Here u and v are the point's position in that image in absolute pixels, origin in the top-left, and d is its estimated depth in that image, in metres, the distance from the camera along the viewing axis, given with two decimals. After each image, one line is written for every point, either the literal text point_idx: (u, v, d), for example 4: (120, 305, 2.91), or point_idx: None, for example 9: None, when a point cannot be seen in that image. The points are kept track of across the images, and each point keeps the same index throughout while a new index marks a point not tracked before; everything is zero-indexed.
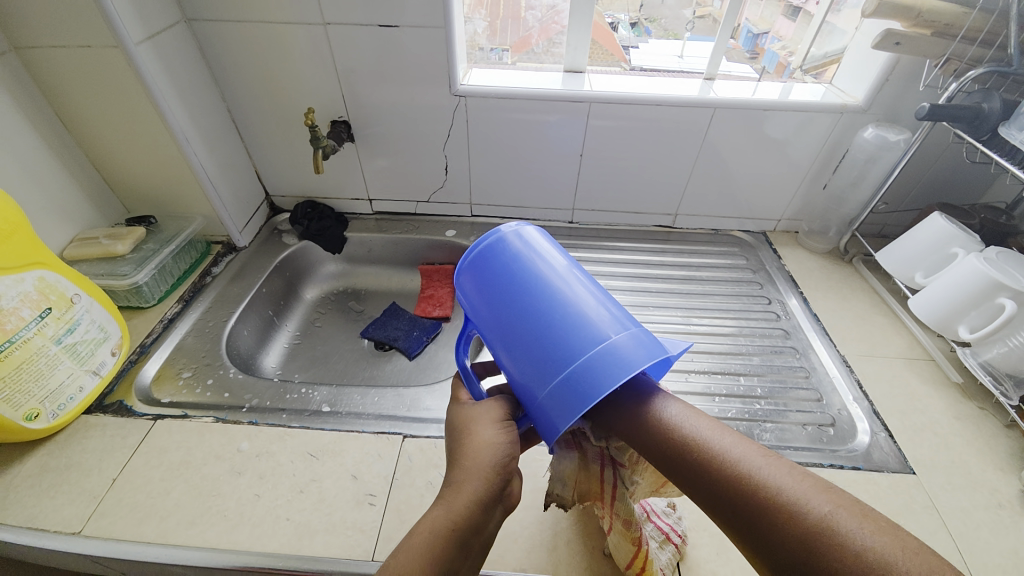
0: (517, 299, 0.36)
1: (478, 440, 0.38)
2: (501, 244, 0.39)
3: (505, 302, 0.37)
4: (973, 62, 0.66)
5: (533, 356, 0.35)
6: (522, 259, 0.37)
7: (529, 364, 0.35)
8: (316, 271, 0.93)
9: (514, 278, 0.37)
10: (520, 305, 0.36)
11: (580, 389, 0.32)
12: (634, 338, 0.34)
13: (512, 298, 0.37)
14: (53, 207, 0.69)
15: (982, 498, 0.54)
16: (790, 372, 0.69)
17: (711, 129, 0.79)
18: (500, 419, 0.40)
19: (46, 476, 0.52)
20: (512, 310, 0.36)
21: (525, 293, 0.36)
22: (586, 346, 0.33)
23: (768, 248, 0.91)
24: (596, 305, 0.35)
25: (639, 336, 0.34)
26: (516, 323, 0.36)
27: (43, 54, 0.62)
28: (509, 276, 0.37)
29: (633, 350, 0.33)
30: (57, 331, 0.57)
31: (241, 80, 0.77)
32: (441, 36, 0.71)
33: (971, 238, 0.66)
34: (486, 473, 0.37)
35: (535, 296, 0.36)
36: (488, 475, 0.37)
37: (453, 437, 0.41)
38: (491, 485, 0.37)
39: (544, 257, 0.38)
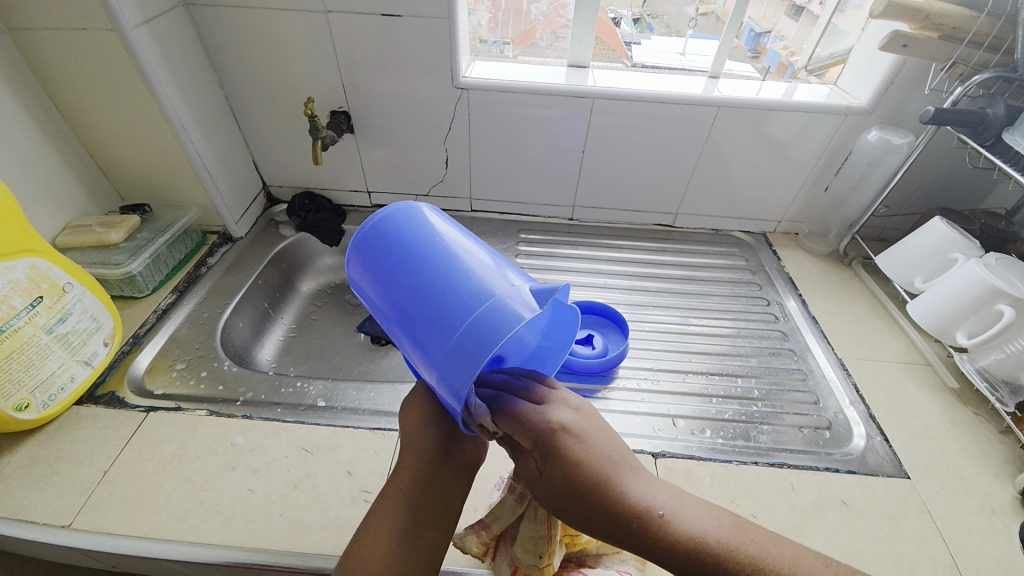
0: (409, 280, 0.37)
1: (413, 427, 0.43)
2: (386, 227, 0.41)
3: (397, 287, 0.38)
4: (980, 67, 0.66)
5: (425, 327, 0.36)
6: (405, 236, 0.39)
7: (429, 337, 0.36)
8: (313, 263, 0.92)
9: (412, 254, 0.38)
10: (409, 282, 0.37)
11: (466, 346, 0.33)
12: (510, 289, 0.35)
13: (403, 281, 0.38)
14: (45, 194, 0.67)
15: (975, 503, 0.54)
16: (787, 375, 0.69)
17: (714, 128, 0.78)
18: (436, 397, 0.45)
19: (36, 468, 0.51)
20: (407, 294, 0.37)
21: (411, 264, 0.38)
22: (479, 307, 0.34)
23: (768, 250, 0.90)
24: (471, 266, 0.37)
25: (515, 288, 0.36)
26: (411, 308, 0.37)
27: (37, 36, 0.61)
28: (396, 254, 0.39)
29: (507, 299, 0.34)
30: (49, 320, 0.56)
31: (240, 68, 0.75)
32: (444, 26, 0.69)
33: (971, 244, 0.66)
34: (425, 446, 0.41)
35: (429, 273, 0.37)
36: (427, 454, 0.41)
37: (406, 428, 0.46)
38: (428, 453, 0.41)
39: (435, 237, 0.39)
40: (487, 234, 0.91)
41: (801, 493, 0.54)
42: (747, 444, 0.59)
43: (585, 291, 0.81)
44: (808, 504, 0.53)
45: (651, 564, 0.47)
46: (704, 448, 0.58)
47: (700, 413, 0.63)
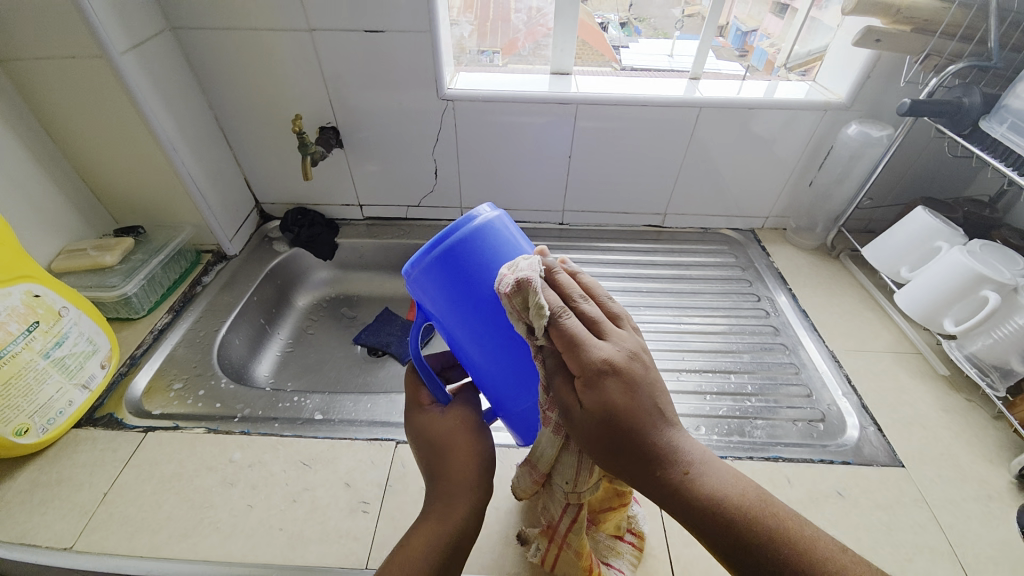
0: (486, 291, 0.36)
1: (466, 453, 0.41)
2: (476, 242, 0.35)
3: (473, 296, 0.36)
4: (954, 57, 0.67)
5: (507, 356, 0.37)
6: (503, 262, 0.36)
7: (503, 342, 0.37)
8: (307, 278, 0.93)
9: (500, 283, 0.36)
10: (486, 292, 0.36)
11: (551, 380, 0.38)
12: None
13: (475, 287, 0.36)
14: (40, 221, 0.68)
15: (971, 489, 0.54)
16: (780, 369, 0.69)
17: (698, 128, 0.79)
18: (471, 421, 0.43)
19: (37, 492, 0.52)
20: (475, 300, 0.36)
21: (505, 296, 0.36)
22: None
23: (757, 246, 0.91)
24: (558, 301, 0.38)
25: None
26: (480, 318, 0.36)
27: (26, 66, 0.62)
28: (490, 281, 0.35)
29: None
30: (45, 345, 0.56)
31: (228, 89, 0.76)
32: (427, 40, 0.71)
33: (954, 232, 0.67)
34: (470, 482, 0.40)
35: None
36: (477, 485, 0.41)
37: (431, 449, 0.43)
38: (477, 484, 0.41)
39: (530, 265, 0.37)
40: None
41: (797, 486, 0.54)
42: (742, 439, 0.60)
43: None
44: (804, 497, 0.53)
45: (649, 562, 0.47)
46: None
47: (695, 410, 0.63)
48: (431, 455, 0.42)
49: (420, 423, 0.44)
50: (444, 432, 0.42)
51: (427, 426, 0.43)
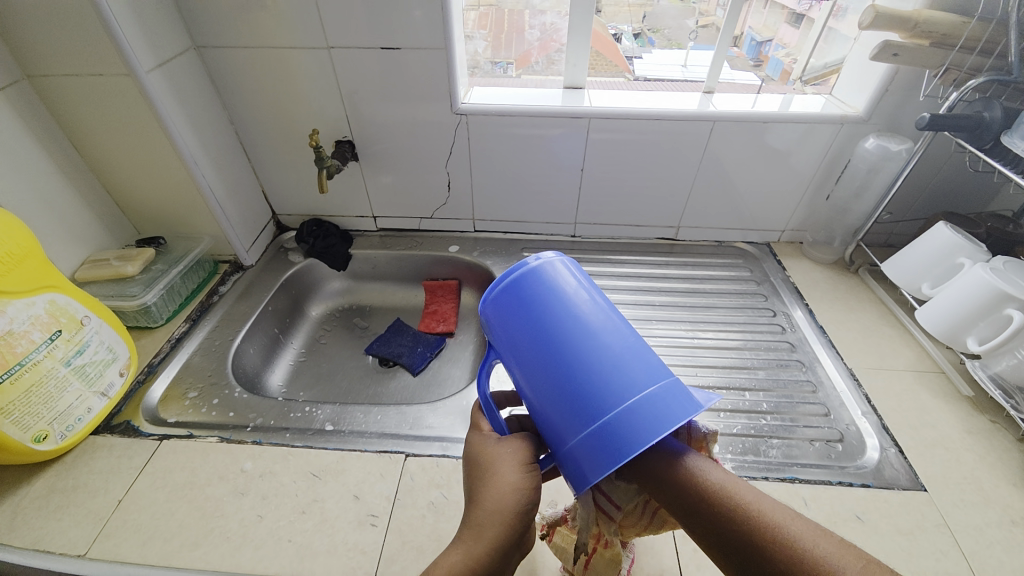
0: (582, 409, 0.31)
1: (506, 487, 0.35)
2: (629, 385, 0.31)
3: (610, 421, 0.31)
4: (974, 71, 0.66)
5: (530, 362, 0.33)
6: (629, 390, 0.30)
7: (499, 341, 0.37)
8: (321, 288, 0.94)
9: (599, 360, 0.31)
10: (591, 436, 0.31)
11: (532, 367, 0.33)
12: (581, 443, 0.31)
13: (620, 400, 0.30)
14: (63, 230, 0.70)
15: (996, 514, 0.52)
16: (797, 387, 0.68)
17: (711, 141, 0.79)
18: (525, 461, 0.36)
19: (55, 497, 0.53)
20: (588, 371, 0.31)
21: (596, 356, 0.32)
22: (586, 398, 0.31)
23: (772, 260, 0.90)
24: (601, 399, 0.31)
25: (579, 446, 0.31)
26: (538, 353, 0.33)
27: (55, 82, 0.65)
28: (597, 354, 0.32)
29: (570, 430, 0.32)
30: (67, 353, 0.57)
31: (247, 103, 0.78)
32: (442, 56, 0.72)
33: (978, 249, 0.65)
34: (508, 520, 0.34)
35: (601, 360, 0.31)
36: (510, 526, 0.34)
37: (474, 475, 0.38)
38: (518, 525, 0.35)
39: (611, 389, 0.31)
40: (490, 254, 0.92)
41: (813, 509, 0.53)
42: (757, 459, 0.58)
43: None
44: (820, 521, 0.52)
45: None
46: None
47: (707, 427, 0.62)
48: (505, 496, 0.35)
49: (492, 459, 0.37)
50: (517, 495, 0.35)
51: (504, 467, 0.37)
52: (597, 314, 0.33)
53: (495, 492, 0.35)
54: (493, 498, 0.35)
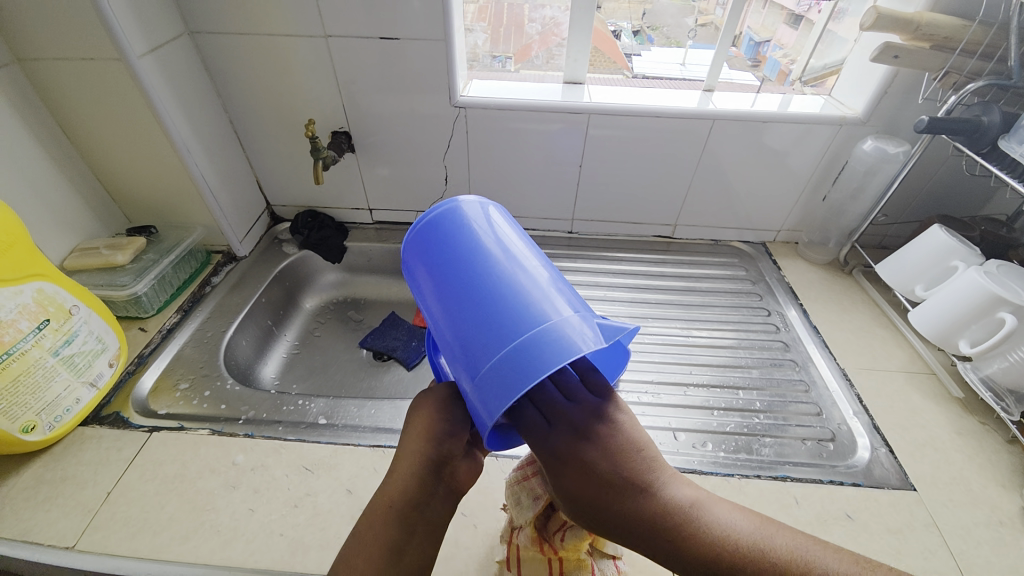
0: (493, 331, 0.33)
1: (422, 420, 0.41)
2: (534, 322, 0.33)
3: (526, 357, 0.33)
4: (974, 75, 0.66)
5: (451, 306, 0.36)
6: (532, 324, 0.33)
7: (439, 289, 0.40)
8: (316, 280, 0.93)
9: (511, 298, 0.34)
10: (497, 366, 0.32)
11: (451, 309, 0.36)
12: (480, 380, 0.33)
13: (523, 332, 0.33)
14: (52, 218, 0.69)
15: (983, 514, 0.53)
16: (790, 387, 0.68)
17: (710, 140, 0.79)
18: (440, 396, 0.43)
19: (41, 489, 0.52)
20: (500, 307, 0.34)
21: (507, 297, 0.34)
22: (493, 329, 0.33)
23: (768, 260, 0.90)
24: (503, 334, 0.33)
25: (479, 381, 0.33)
26: (468, 285, 0.36)
27: (44, 66, 0.63)
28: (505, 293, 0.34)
29: (476, 367, 0.34)
30: (55, 343, 0.56)
31: (243, 91, 0.77)
32: (441, 48, 0.71)
33: (971, 252, 0.65)
34: (422, 449, 0.40)
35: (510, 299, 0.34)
36: (426, 455, 0.40)
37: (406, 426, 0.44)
38: (433, 454, 0.40)
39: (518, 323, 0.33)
40: None
41: (805, 508, 0.53)
42: (750, 457, 0.59)
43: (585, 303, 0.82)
44: (812, 519, 0.52)
45: None
46: (706, 462, 0.57)
47: (701, 425, 0.63)
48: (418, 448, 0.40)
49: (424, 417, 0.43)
50: (434, 423, 0.41)
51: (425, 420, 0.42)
52: (537, 267, 0.37)
53: (413, 427, 0.41)
54: (411, 432, 0.41)
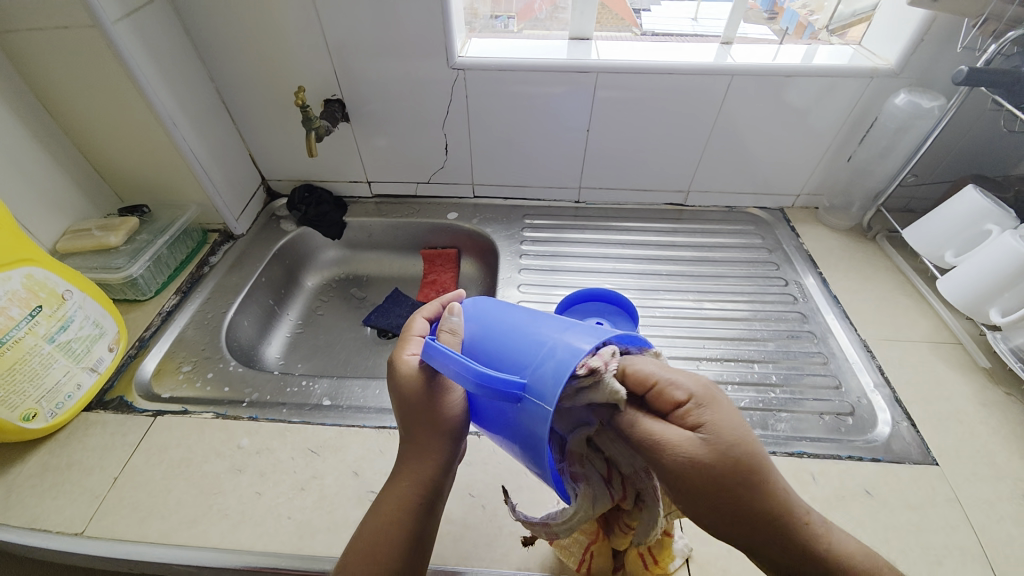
0: (554, 399, 0.30)
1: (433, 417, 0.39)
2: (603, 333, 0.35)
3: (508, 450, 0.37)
4: (1014, 23, 0.59)
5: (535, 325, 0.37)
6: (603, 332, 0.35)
7: (483, 303, 0.43)
8: (316, 257, 0.91)
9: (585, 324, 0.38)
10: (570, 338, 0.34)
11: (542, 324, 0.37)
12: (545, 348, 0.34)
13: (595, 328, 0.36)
14: (40, 200, 0.67)
15: (1007, 488, 0.51)
16: (807, 359, 0.66)
17: (727, 98, 0.73)
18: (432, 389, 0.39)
19: (48, 476, 0.52)
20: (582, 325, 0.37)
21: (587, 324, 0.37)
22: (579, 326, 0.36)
23: (786, 226, 0.86)
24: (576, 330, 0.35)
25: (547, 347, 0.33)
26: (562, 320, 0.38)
27: (17, 38, 0.59)
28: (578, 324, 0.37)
29: (546, 340, 0.34)
30: (50, 329, 0.55)
31: (229, 59, 0.73)
32: (436, 4, 0.66)
33: (1006, 214, 0.61)
34: (439, 436, 0.39)
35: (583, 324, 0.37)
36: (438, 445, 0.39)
37: (404, 402, 0.39)
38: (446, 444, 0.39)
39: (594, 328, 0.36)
40: (490, 221, 0.88)
41: (822, 485, 0.51)
42: (765, 433, 0.57)
43: (593, 276, 0.79)
44: (830, 496, 0.50)
45: None
46: None
47: None
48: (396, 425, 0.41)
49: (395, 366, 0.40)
50: (439, 419, 0.39)
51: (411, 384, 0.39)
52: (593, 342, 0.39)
53: (425, 416, 0.39)
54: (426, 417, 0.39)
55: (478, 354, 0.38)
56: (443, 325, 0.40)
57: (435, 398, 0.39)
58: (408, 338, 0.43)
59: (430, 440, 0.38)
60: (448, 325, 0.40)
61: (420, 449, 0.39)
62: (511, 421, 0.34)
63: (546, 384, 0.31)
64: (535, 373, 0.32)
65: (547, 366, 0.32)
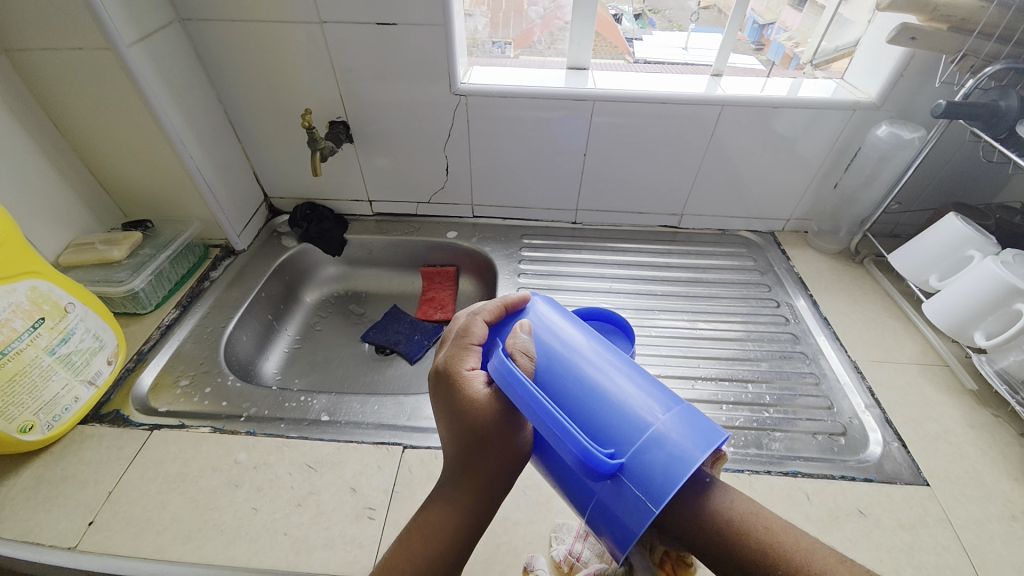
0: (663, 502, 0.30)
1: (492, 451, 0.39)
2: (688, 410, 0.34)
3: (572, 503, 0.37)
4: (991, 59, 0.63)
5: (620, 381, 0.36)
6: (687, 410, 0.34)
7: (563, 333, 0.41)
8: (316, 273, 0.92)
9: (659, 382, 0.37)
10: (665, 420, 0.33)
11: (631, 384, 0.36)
12: (645, 428, 0.33)
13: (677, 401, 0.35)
14: (45, 213, 0.67)
15: (996, 509, 0.52)
16: (799, 379, 0.67)
17: (719, 126, 0.76)
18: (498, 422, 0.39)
19: (41, 489, 0.51)
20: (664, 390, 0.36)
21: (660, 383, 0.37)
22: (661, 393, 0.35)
23: (777, 249, 0.89)
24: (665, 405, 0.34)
25: (648, 428, 0.33)
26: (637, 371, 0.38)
27: (33, 57, 0.61)
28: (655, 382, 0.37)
29: (646, 415, 0.34)
30: (51, 341, 0.55)
31: (238, 81, 0.75)
32: (441, 33, 0.69)
33: (987, 240, 0.64)
34: (494, 470, 0.39)
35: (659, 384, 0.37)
36: (494, 477, 0.39)
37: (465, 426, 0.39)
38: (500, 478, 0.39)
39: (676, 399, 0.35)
40: (489, 241, 0.90)
41: (817, 504, 0.52)
42: (760, 452, 0.58)
43: (590, 295, 0.80)
44: (824, 515, 0.51)
45: None
46: None
47: None
48: (444, 432, 0.41)
49: (461, 377, 0.40)
50: (498, 454, 0.39)
51: (475, 397, 0.39)
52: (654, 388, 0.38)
53: (484, 447, 0.39)
54: (485, 449, 0.39)
55: (563, 402, 0.36)
56: (514, 343, 0.39)
57: (507, 418, 0.39)
58: (464, 347, 0.42)
59: (485, 469, 0.39)
60: (521, 345, 0.39)
61: (482, 467, 0.39)
62: (597, 493, 0.34)
63: (656, 476, 0.31)
64: (641, 460, 0.31)
65: (657, 455, 0.31)
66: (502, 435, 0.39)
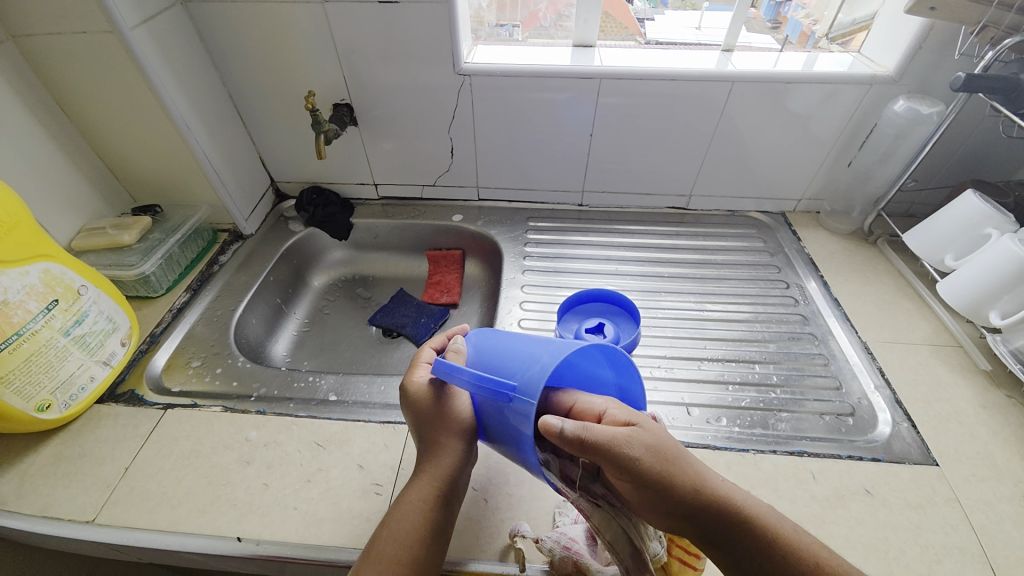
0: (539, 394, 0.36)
1: (448, 430, 0.43)
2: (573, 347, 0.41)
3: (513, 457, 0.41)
4: (1011, 30, 0.60)
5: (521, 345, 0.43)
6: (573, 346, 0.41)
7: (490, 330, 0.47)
8: (323, 257, 0.93)
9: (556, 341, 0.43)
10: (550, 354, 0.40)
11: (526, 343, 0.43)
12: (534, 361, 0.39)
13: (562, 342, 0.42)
14: (57, 198, 0.68)
15: (1007, 489, 0.51)
16: (808, 360, 0.66)
17: (729, 104, 0.75)
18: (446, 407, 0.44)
19: (61, 465, 0.53)
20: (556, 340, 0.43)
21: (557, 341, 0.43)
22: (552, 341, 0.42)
23: (787, 230, 0.87)
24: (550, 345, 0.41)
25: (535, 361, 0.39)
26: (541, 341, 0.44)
27: (40, 43, 0.61)
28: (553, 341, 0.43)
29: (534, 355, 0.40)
30: (65, 323, 0.57)
31: (241, 64, 0.75)
32: (444, 11, 0.67)
33: (1006, 218, 0.61)
34: (454, 446, 0.43)
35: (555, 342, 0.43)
36: (455, 453, 0.43)
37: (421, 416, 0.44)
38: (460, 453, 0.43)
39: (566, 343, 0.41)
40: (495, 223, 0.90)
41: (822, 483, 0.52)
42: (765, 432, 0.57)
43: (596, 278, 0.80)
44: (830, 494, 0.51)
45: None
46: (720, 437, 0.57)
47: (715, 400, 0.61)
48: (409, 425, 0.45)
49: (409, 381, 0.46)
50: (454, 432, 0.43)
51: (421, 394, 0.44)
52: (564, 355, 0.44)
53: (441, 428, 0.43)
54: (442, 431, 0.43)
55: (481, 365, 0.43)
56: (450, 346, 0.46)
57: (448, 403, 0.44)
58: (417, 364, 0.48)
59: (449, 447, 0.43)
60: (454, 346, 0.45)
61: (442, 445, 0.43)
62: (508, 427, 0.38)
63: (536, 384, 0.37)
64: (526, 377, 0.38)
65: (535, 370, 0.38)
66: (454, 416, 0.43)
